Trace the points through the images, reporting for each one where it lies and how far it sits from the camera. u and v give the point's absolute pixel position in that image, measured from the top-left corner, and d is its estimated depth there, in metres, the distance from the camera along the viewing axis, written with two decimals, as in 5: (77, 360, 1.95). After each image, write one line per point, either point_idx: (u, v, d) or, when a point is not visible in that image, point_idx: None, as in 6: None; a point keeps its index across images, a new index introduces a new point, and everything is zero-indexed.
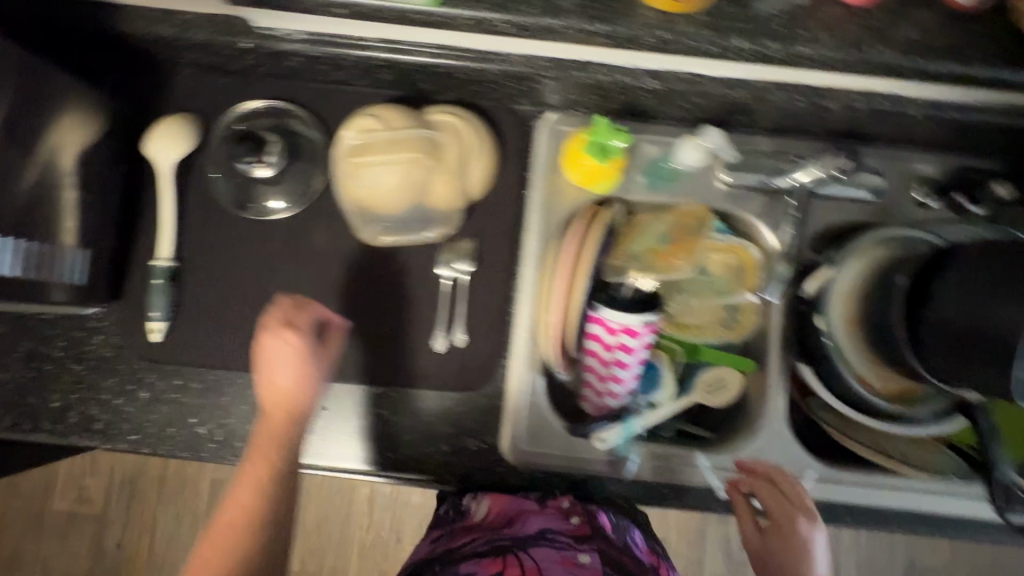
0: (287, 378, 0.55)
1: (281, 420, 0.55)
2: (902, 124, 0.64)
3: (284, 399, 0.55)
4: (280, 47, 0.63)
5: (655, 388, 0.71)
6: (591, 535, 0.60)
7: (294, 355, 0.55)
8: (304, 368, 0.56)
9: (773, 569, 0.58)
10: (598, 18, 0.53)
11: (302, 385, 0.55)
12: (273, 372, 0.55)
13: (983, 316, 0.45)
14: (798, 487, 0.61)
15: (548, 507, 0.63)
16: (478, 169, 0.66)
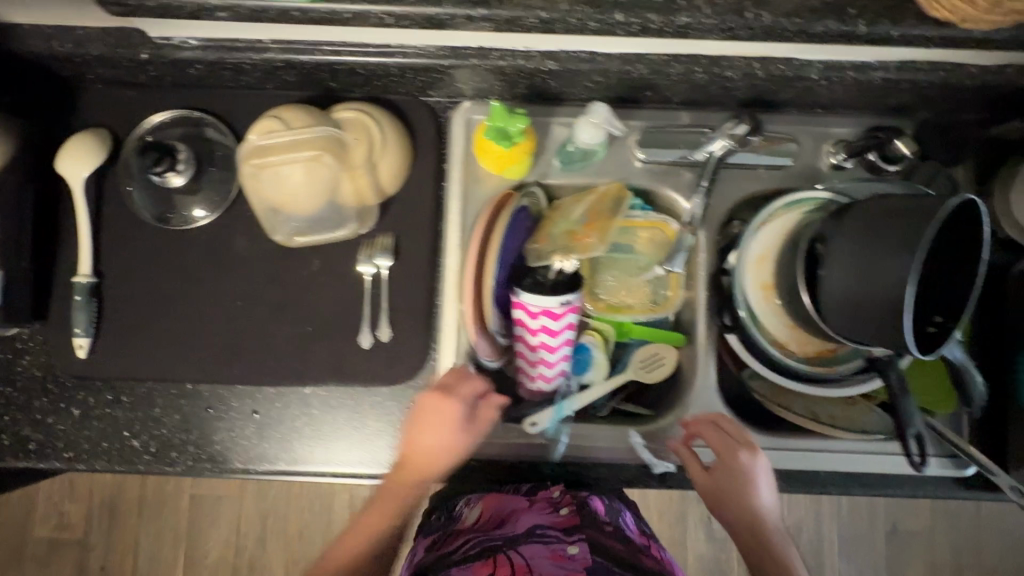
0: (421, 444, 0.61)
1: (401, 481, 0.62)
2: (808, 88, 0.64)
3: (406, 467, 0.62)
4: (175, 55, 0.61)
5: (588, 369, 0.71)
6: (579, 524, 0.62)
7: (438, 422, 0.61)
8: (448, 439, 0.61)
9: (723, 503, 0.61)
10: (479, 3, 0.52)
11: (438, 453, 0.61)
12: (421, 437, 0.61)
13: (881, 279, 0.47)
14: (738, 424, 0.62)
15: (537, 501, 0.66)
16: (389, 163, 0.65)
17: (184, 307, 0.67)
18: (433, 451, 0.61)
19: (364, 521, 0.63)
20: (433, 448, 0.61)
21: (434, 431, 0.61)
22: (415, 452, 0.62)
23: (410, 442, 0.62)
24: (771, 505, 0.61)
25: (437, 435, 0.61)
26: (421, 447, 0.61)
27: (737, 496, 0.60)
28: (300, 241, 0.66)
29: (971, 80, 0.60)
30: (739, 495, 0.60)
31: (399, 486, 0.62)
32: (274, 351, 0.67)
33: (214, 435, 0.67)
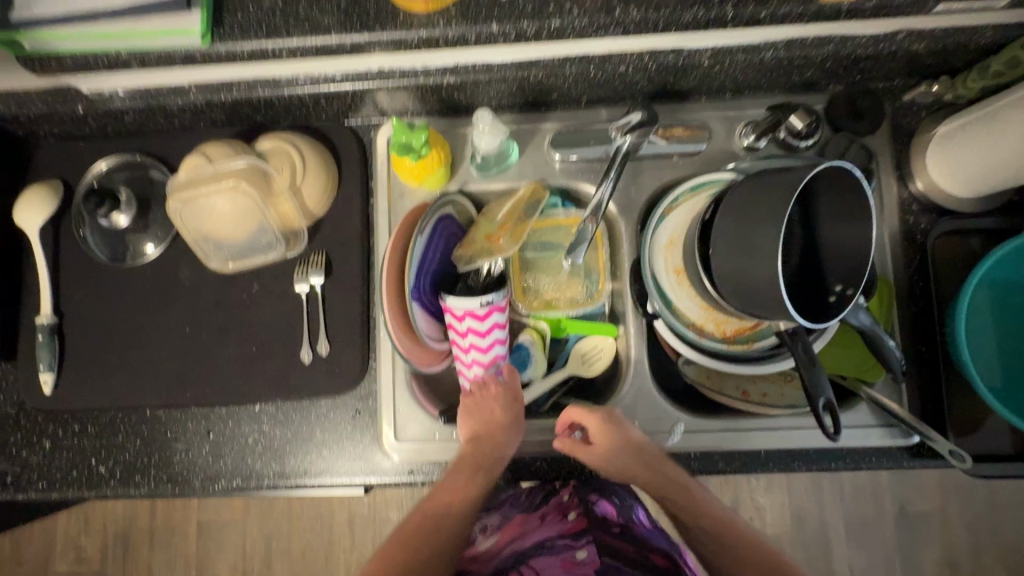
0: (496, 426, 0.64)
1: (478, 462, 0.62)
2: (706, 75, 0.65)
3: (482, 450, 0.63)
4: (109, 106, 0.66)
5: (527, 368, 0.73)
6: (588, 527, 0.65)
7: (508, 406, 0.65)
8: (506, 422, 0.65)
9: (618, 460, 0.62)
10: (363, 29, 0.55)
11: (509, 435, 0.64)
12: (499, 419, 0.64)
13: (754, 253, 0.48)
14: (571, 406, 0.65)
15: (548, 513, 0.68)
16: (313, 186, 0.69)
17: (139, 338, 0.72)
18: (511, 433, 0.65)
19: (440, 507, 0.61)
20: (507, 431, 0.65)
21: (501, 413, 0.65)
22: (492, 434, 0.64)
23: (486, 423, 0.64)
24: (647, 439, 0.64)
25: (512, 418, 0.65)
26: (495, 428, 0.64)
27: (621, 454, 0.62)
28: (235, 267, 0.69)
29: (864, 50, 0.60)
30: (621, 451, 0.62)
31: (473, 468, 0.62)
32: (223, 373, 0.71)
33: (173, 456, 0.71)
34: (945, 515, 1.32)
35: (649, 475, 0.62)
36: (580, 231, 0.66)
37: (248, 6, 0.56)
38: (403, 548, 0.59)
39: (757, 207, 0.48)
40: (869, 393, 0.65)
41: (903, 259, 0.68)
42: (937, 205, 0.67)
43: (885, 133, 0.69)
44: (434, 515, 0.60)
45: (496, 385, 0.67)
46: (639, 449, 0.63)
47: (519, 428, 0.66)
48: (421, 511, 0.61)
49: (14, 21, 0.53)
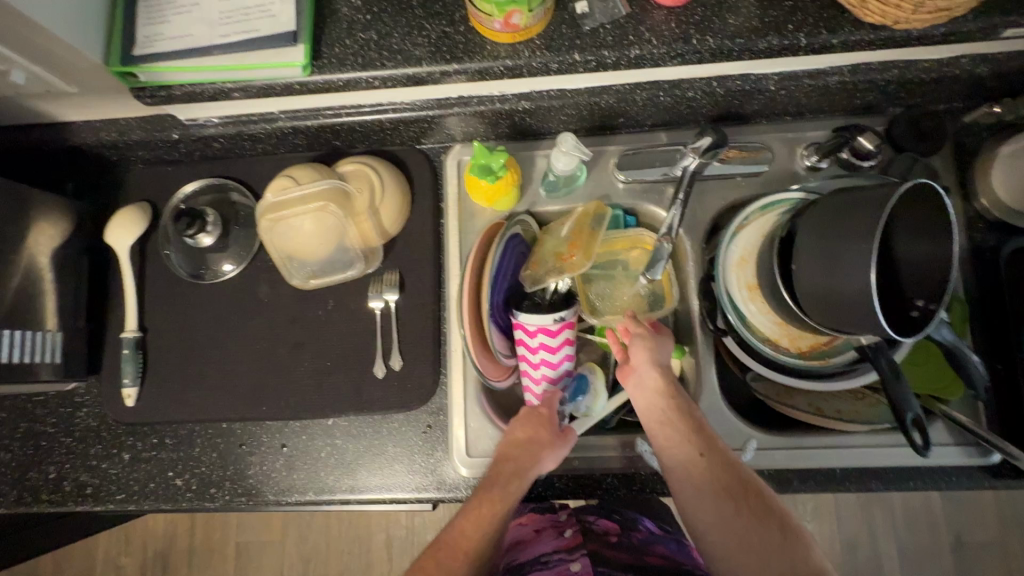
0: (517, 444, 0.62)
1: (497, 481, 0.60)
2: (770, 98, 0.67)
3: (506, 470, 0.61)
4: (202, 133, 0.70)
5: (584, 396, 0.69)
6: (583, 542, 0.65)
7: (535, 426, 0.63)
8: (527, 441, 0.62)
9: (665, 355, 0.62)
10: (453, 59, 0.59)
11: (530, 448, 0.62)
12: (518, 437, 0.63)
13: (845, 269, 0.49)
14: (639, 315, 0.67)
15: (543, 527, 0.68)
16: (391, 206, 0.72)
17: (218, 353, 0.75)
18: (537, 451, 0.62)
19: (456, 537, 0.56)
20: (529, 450, 0.62)
21: (522, 433, 0.63)
22: (512, 451, 0.62)
23: (507, 443, 0.63)
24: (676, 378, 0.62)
25: (535, 435, 0.63)
26: (516, 447, 0.62)
27: (640, 353, 0.61)
28: (315, 284, 0.72)
29: (929, 73, 0.62)
30: (640, 356, 0.61)
31: (495, 488, 0.59)
32: (298, 387, 0.73)
33: (248, 470, 0.72)
34: (1007, 547, 1.27)
35: (655, 378, 0.60)
36: (656, 250, 0.66)
37: (345, 40, 0.60)
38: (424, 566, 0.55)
39: (844, 220, 0.50)
40: (946, 409, 0.64)
41: (971, 277, 0.69)
42: (1005, 222, 0.68)
43: (948, 153, 0.70)
44: (452, 545, 0.55)
45: (525, 411, 0.65)
46: (657, 355, 0.61)
47: (547, 449, 0.62)
48: (436, 543, 0.56)
49: (136, 56, 0.58)
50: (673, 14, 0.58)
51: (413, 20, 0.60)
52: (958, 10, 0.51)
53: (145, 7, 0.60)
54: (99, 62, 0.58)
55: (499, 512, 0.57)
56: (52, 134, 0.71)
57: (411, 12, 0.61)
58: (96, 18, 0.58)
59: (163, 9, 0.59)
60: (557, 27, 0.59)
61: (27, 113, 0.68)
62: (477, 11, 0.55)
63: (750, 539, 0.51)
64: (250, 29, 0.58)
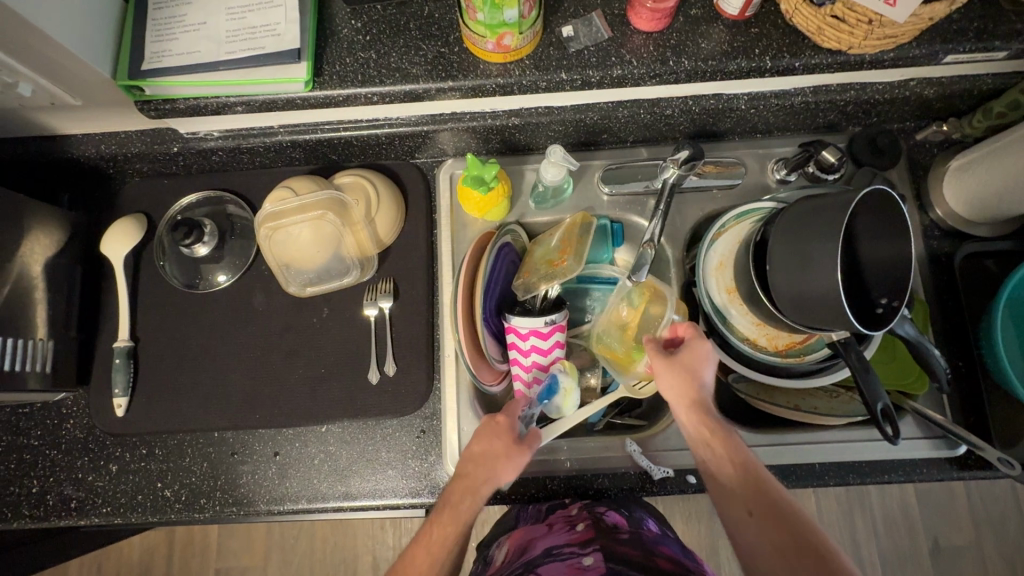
0: (476, 457, 0.58)
1: (449, 503, 0.55)
2: (741, 116, 0.73)
3: (460, 485, 0.56)
4: (202, 146, 0.73)
5: (554, 397, 0.68)
6: (595, 536, 0.60)
7: (490, 436, 0.59)
8: (483, 453, 0.58)
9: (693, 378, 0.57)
10: (448, 77, 0.63)
11: (490, 462, 0.57)
12: (473, 449, 0.59)
13: (815, 268, 0.52)
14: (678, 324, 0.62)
15: (556, 522, 0.65)
16: (386, 217, 0.75)
17: (211, 361, 0.75)
18: (494, 464, 0.57)
19: (410, 558, 0.53)
20: (484, 465, 0.57)
21: (480, 445, 0.59)
22: (469, 465, 0.57)
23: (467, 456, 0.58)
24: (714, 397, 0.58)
25: (490, 446, 0.58)
26: (470, 460, 0.58)
27: (663, 379, 0.58)
28: (312, 292, 0.74)
29: (882, 95, 0.69)
30: (665, 380, 0.58)
31: (448, 505, 0.55)
32: (292, 394, 0.73)
33: (239, 479, 0.72)
34: (983, 551, 1.30)
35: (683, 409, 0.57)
36: (639, 255, 0.69)
37: (345, 59, 0.64)
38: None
39: (814, 220, 0.54)
40: (913, 404, 0.68)
41: (931, 280, 0.74)
42: (957, 230, 0.74)
43: (904, 166, 0.76)
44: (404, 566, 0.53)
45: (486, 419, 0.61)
46: (684, 380, 0.57)
47: (503, 461, 0.57)
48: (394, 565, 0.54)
49: (143, 71, 0.61)
50: (650, 38, 0.63)
51: (410, 41, 0.64)
52: (903, 38, 0.57)
53: (153, 25, 0.63)
54: (107, 76, 0.61)
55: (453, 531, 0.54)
56: (51, 146, 0.72)
57: (409, 33, 0.64)
58: (106, 36, 0.61)
59: (171, 27, 0.62)
60: (545, 49, 0.64)
61: (27, 125, 0.69)
62: (470, 33, 0.59)
63: (784, 574, 0.45)
64: (256, 46, 0.61)
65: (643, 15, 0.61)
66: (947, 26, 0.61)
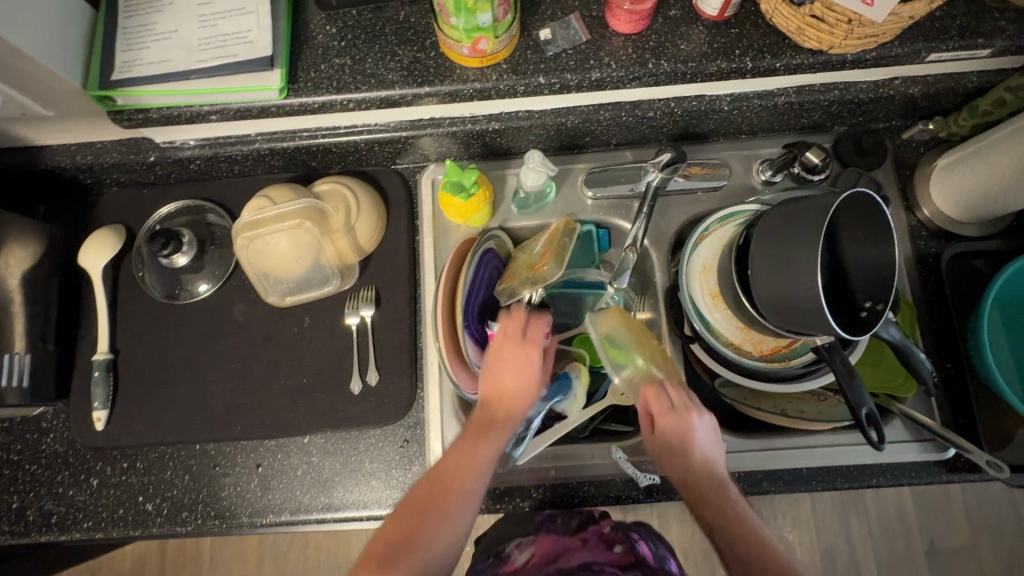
0: (508, 387, 0.62)
1: (486, 422, 0.60)
2: (724, 118, 0.72)
3: (490, 410, 0.61)
4: (180, 154, 0.72)
5: (563, 397, 0.72)
6: (637, 563, 0.56)
7: (523, 363, 0.62)
8: (520, 376, 0.62)
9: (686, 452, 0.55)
10: (424, 82, 0.62)
11: (519, 397, 0.61)
12: (507, 377, 0.62)
13: (796, 273, 0.51)
14: (671, 387, 0.59)
15: (590, 539, 0.61)
16: (367, 224, 0.74)
17: (192, 372, 0.74)
18: (523, 387, 0.62)
19: (436, 482, 0.56)
20: (520, 387, 0.62)
21: (515, 373, 0.62)
22: (502, 395, 0.62)
23: (498, 385, 0.62)
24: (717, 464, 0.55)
25: (524, 372, 0.62)
26: (506, 387, 0.62)
27: (659, 453, 0.57)
28: (292, 301, 0.73)
29: (866, 94, 0.68)
30: (663, 455, 0.57)
31: (474, 432, 0.59)
32: (273, 404, 0.72)
33: (221, 491, 0.71)
34: (978, 550, 1.30)
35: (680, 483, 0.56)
36: (621, 260, 0.70)
37: (320, 65, 0.63)
38: (415, 501, 0.55)
39: (795, 224, 0.53)
40: (902, 408, 0.68)
41: (919, 281, 0.73)
42: (944, 230, 0.73)
43: (890, 166, 0.75)
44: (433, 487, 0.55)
45: (511, 339, 0.64)
46: (683, 452, 0.55)
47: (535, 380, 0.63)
48: (418, 484, 0.57)
49: (113, 80, 0.60)
50: (629, 40, 0.62)
51: (386, 46, 0.63)
52: (885, 37, 0.56)
53: (123, 34, 0.62)
54: (77, 86, 0.60)
55: (481, 460, 0.57)
56: (26, 158, 0.71)
57: (384, 38, 0.63)
58: (75, 45, 0.60)
59: (142, 36, 0.61)
60: (522, 53, 0.63)
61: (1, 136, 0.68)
62: (445, 38, 0.58)
63: None
64: (228, 54, 0.60)
65: (621, 18, 0.60)
66: (929, 25, 0.60)
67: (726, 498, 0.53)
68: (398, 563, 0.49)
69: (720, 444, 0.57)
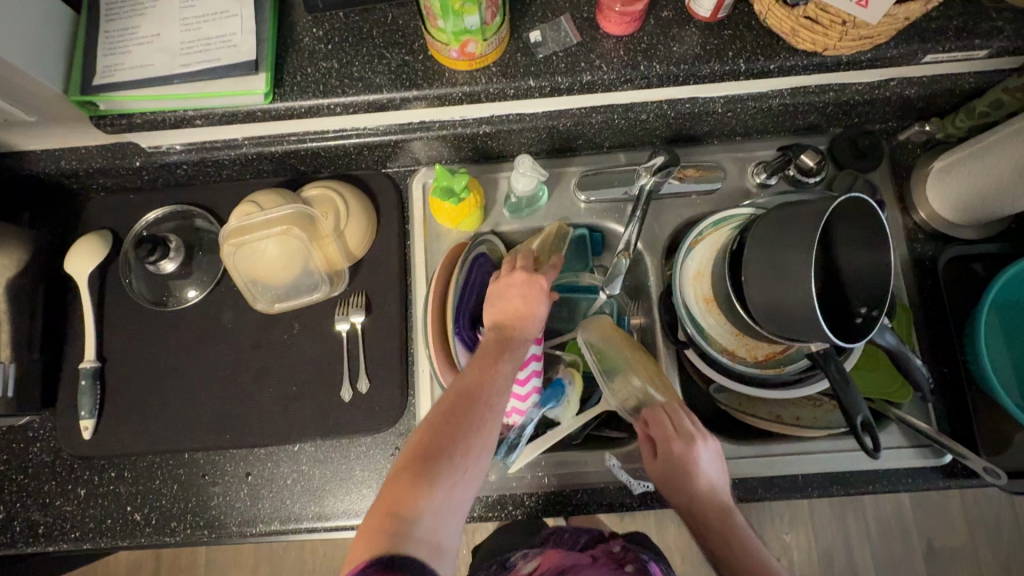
0: (515, 311, 0.57)
1: (498, 344, 0.55)
2: (718, 120, 0.71)
3: (499, 334, 0.56)
4: (166, 159, 0.71)
5: (557, 404, 0.72)
6: None
7: (527, 288, 0.58)
8: (527, 300, 0.58)
9: (684, 477, 0.55)
10: (412, 85, 0.61)
11: (532, 315, 0.57)
12: (513, 301, 0.58)
13: (789, 279, 0.51)
14: (675, 413, 0.60)
15: (600, 557, 0.61)
16: (357, 229, 0.73)
17: (181, 380, 0.73)
18: (531, 311, 0.58)
19: (461, 393, 0.49)
20: (530, 308, 0.58)
21: (523, 297, 0.58)
22: (510, 320, 0.57)
23: (506, 310, 0.58)
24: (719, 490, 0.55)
25: (531, 294, 0.58)
26: (514, 312, 0.57)
27: (660, 479, 0.57)
28: (281, 307, 0.73)
29: (862, 95, 0.67)
30: (664, 481, 0.56)
31: (487, 353, 0.54)
32: (263, 412, 0.72)
33: (210, 500, 0.70)
34: (976, 551, 1.29)
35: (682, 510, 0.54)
36: (614, 264, 0.68)
37: (306, 69, 0.62)
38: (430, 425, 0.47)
39: (788, 229, 0.52)
40: (898, 413, 0.66)
41: (915, 284, 0.72)
42: (941, 233, 0.72)
43: (887, 169, 0.74)
44: (462, 396, 0.49)
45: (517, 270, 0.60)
46: (682, 476, 0.55)
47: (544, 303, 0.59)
48: (437, 400, 0.50)
49: (95, 85, 0.59)
50: (621, 42, 0.61)
51: (373, 49, 0.62)
52: (880, 38, 0.55)
53: (105, 38, 0.60)
54: (58, 91, 0.59)
55: (505, 371, 0.52)
56: (10, 163, 0.70)
57: (372, 41, 0.62)
58: (56, 49, 0.59)
59: (124, 40, 0.60)
60: (512, 56, 0.62)
61: None
62: (433, 41, 0.57)
63: None
64: (212, 58, 0.59)
65: (612, 19, 0.59)
66: (925, 25, 0.59)
67: (726, 522, 0.52)
68: (438, 474, 0.44)
69: (722, 472, 0.56)
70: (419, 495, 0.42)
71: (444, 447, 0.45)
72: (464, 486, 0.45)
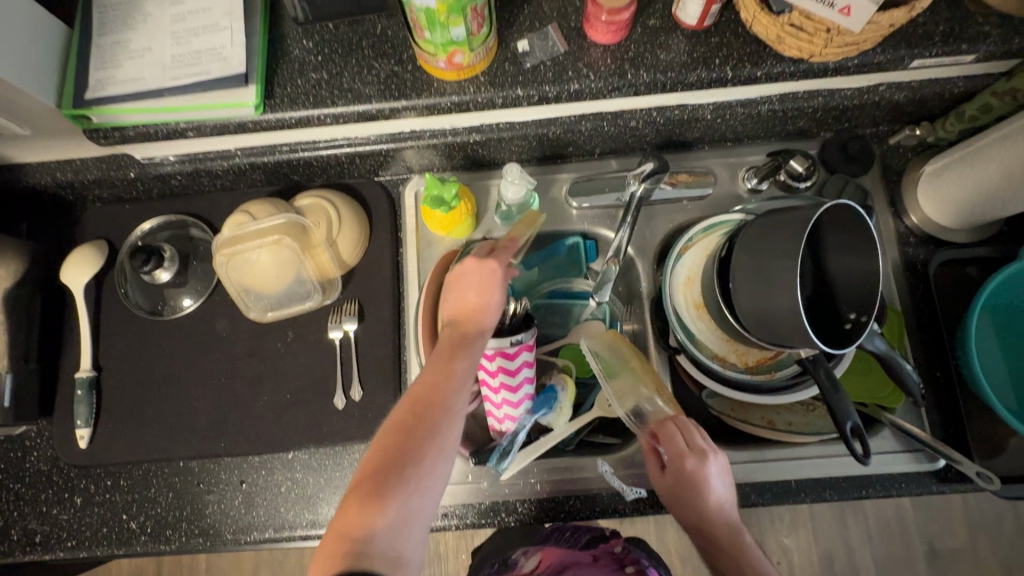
0: (468, 306, 0.54)
1: (451, 344, 0.52)
2: (708, 126, 0.71)
3: (454, 331, 0.53)
4: (160, 170, 0.71)
5: (549, 410, 0.71)
6: None
7: (482, 278, 0.54)
8: (479, 292, 0.54)
9: (689, 493, 0.55)
10: (400, 96, 0.61)
11: (486, 307, 0.53)
12: (467, 295, 0.54)
13: (775, 286, 0.51)
14: (683, 425, 0.58)
15: (601, 557, 0.65)
16: (349, 237, 0.74)
17: (175, 388, 0.74)
18: (484, 305, 0.54)
19: (414, 404, 0.49)
20: (482, 302, 0.54)
21: (475, 292, 0.54)
22: (464, 315, 0.54)
23: (460, 306, 0.54)
24: (727, 504, 0.55)
25: (484, 284, 0.54)
26: (467, 308, 0.54)
27: (668, 494, 0.57)
28: (273, 316, 0.73)
29: (851, 100, 0.67)
30: (671, 496, 0.57)
31: (440, 355, 0.52)
32: (257, 420, 0.72)
33: (205, 509, 0.71)
34: (978, 553, 1.28)
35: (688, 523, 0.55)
36: (603, 272, 0.70)
37: (296, 80, 0.62)
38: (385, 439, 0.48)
39: (775, 236, 0.52)
40: (891, 418, 0.67)
41: (908, 288, 0.72)
42: (933, 236, 0.72)
43: (878, 172, 0.74)
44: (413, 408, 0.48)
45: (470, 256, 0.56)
46: (687, 493, 0.55)
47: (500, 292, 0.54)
48: (393, 411, 0.50)
49: (87, 99, 0.60)
50: (608, 50, 0.61)
51: (362, 60, 0.63)
52: (865, 45, 0.55)
53: (97, 52, 0.61)
54: (50, 105, 0.59)
55: (459, 371, 0.50)
56: (6, 176, 0.71)
57: (361, 52, 0.63)
58: (48, 64, 0.59)
59: (116, 54, 0.61)
60: (500, 65, 0.62)
61: None
62: (421, 51, 0.58)
63: None
64: (202, 71, 0.59)
65: (598, 28, 0.59)
66: (912, 31, 0.59)
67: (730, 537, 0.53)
68: (392, 490, 0.45)
69: (730, 484, 0.56)
70: (373, 515, 0.44)
71: (395, 468, 0.46)
72: (419, 497, 0.46)
